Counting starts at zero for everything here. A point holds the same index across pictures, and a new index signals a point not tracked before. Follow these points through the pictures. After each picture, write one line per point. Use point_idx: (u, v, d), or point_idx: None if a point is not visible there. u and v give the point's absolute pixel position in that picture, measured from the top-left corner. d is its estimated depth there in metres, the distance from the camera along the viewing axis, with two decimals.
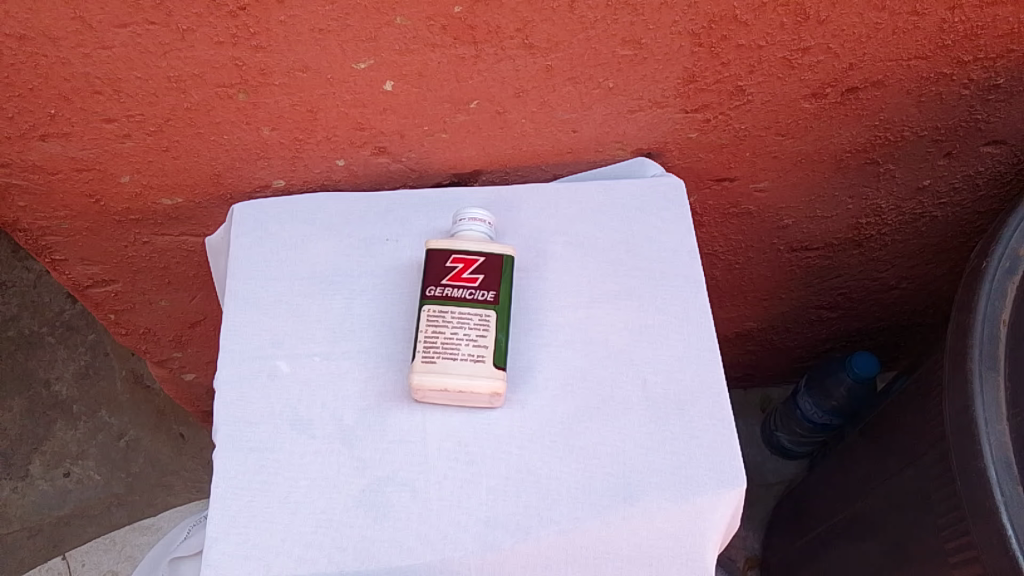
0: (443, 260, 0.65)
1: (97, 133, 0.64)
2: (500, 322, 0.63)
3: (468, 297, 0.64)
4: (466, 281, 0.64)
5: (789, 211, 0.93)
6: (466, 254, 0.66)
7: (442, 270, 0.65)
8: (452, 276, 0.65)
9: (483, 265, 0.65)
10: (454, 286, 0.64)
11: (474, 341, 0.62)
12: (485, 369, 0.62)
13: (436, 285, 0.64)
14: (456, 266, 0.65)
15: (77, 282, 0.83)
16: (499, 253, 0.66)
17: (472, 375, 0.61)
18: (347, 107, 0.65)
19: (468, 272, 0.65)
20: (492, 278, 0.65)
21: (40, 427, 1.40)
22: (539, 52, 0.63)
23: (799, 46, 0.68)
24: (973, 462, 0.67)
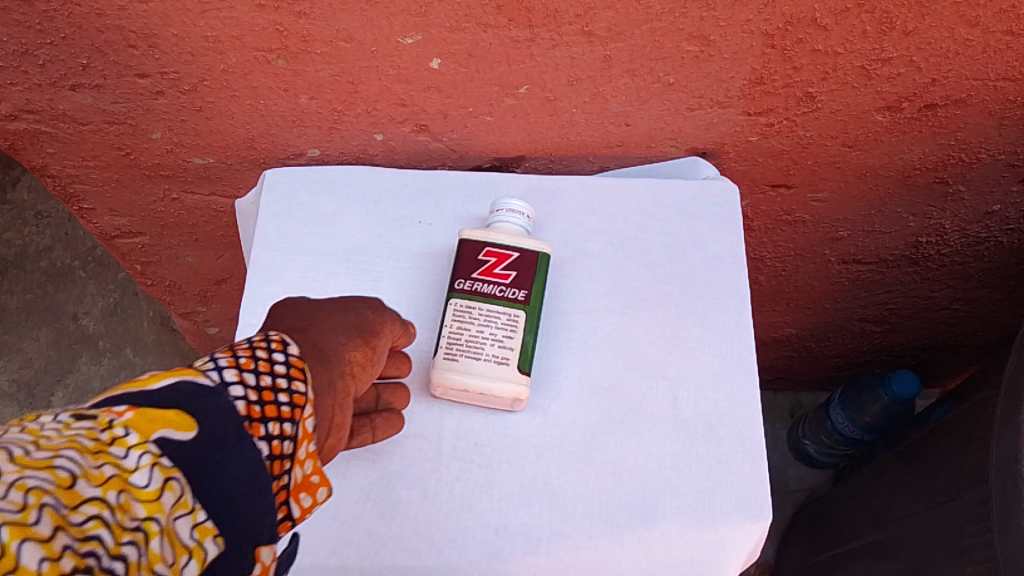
0: (476, 252, 0.62)
1: (130, 87, 0.62)
2: (529, 325, 0.60)
3: (498, 294, 0.61)
4: (497, 276, 0.61)
5: (846, 223, 0.88)
6: (501, 247, 0.62)
7: (473, 262, 0.62)
8: (484, 270, 0.61)
9: (517, 261, 0.62)
10: (484, 281, 0.61)
11: (499, 343, 0.59)
12: (509, 373, 0.59)
13: (465, 279, 0.61)
14: (488, 260, 0.62)
15: (104, 231, 0.82)
16: (536, 250, 0.62)
17: (495, 378, 0.59)
18: (390, 82, 0.62)
19: (500, 267, 0.62)
20: (526, 276, 0.61)
21: (65, 359, 1.41)
22: (598, 41, 0.59)
23: (879, 56, 0.63)
24: (1017, 519, 0.62)
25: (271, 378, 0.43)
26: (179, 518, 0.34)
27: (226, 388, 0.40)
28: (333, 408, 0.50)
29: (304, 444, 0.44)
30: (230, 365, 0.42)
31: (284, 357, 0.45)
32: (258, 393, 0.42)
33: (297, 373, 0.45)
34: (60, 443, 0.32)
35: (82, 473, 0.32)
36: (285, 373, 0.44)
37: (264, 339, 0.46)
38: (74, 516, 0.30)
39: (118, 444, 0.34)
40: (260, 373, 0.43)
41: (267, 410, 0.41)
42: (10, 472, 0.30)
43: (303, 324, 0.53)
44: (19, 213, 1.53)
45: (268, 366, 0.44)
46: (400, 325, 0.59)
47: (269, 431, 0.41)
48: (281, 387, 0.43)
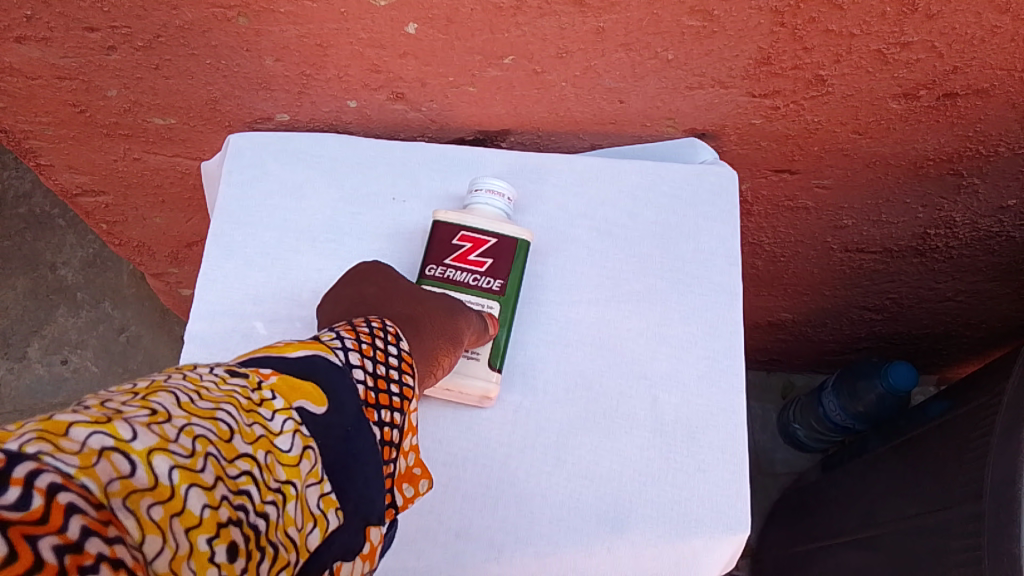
0: (450, 237, 0.58)
1: (80, 41, 0.56)
2: (503, 317, 0.58)
3: (471, 282, 0.58)
4: (472, 264, 0.58)
5: (851, 212, 0.83)
6: (476, 231, 0.58)
7: (447, 247, 0.58)
8: (457, 256, 0.58)
9: (494, 248, 0.58)
10: (457, 268, 0.58)
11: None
12: (477, 368, 0.57)
13: (437, 265, 0.58)
14: (462, 246, 0.58)
15: (65, 189, 0.77)
16: (513, 235, 0.59)
17: (463, 372, 0.57)
18: (363, 46, 0.57)
19: (476, 253, 0.58)
20: (502, 265, 0.58)
21: (41, 310, 1.37)
22: (590, 11, 0.54)
23: (899, 40, 0.57)
24: (1008, 543, 0.58)
25: (384, 368, 0.45)
26: (310, 486, 0.36)
27: (351, 370, 0.42)
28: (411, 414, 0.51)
29: (409, 433, 0.46)
30: (354, 347, 0.44)
31: (398, 350, 0.47)
32: (374, 381, 0.43)
33: (407, 368, 0.47)
34: (220, 397, 0.34)
35: (238, 428, 0.33)
36: (399, 366, 0.46)
37: (382, 327, 0.47)
38: (231, 468, 0.32)
39: (267, 406, 0.36)
40: (375, 362, 0.44)
41: (382, 397, 0.43)
42: (180, 417, 0.31)
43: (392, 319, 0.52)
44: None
45: (383, 356, 0.45)
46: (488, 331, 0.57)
47: (382, 418, 0.42)
48: (394, 377, 0.45)
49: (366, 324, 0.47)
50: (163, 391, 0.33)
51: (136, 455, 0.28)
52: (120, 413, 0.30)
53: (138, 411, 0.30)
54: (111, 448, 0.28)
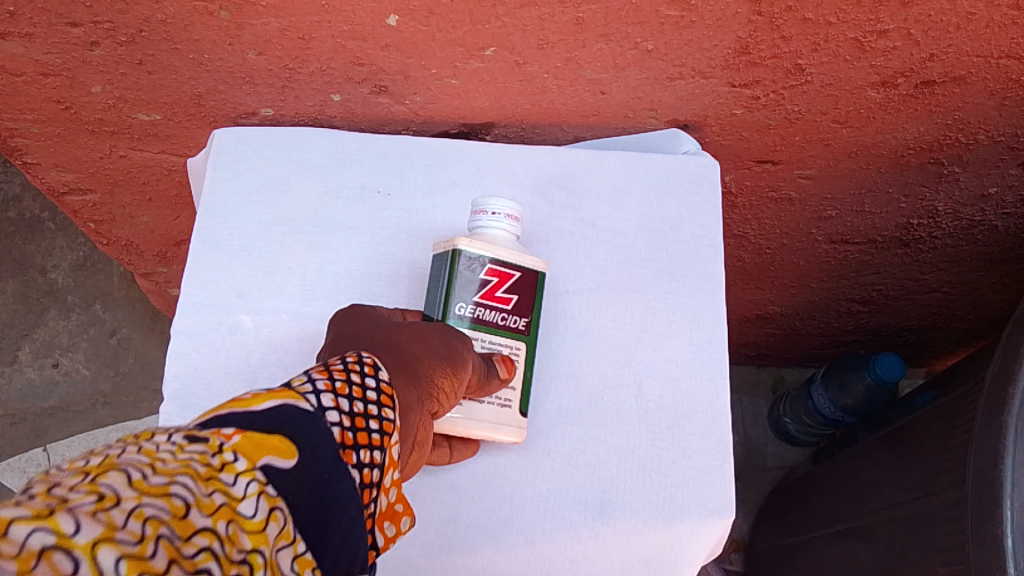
0: (478, 271, 0.53)
1: (62, 37, 0.57)
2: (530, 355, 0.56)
3: (499, 321, 0.54)
4: (499, 301, 0.54)
5: (834, 203, 0.84)
6: (501, 263, 0.54)
7: (473, 282, 0.53)
8: (486, 292, 0.53)
9: (518, 282, 0.55)
10: (486, 306, 0.53)
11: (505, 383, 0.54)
12: (511, 419, 0.54)
13: (465, 303, 0.53)
14: (491, 280, 0.53)
15: (52, 187, 0.77)
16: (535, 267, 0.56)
17: (498, 424, 0.54)
18: (344, 39, 0.57)
19: (502, 289, 0.54)
20: (528, 300, 0.55)
21: (32, 313, 1.37)
22: (569, 2, 0.54)
23: (875, 28, 0.58)
24: (990, 526, 0.58)
25: (362, 404, 0.40)
26: (280, 552, 0.31)
27: (325, 415, 0.37)
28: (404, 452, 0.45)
29: (389, 470, 0.42)
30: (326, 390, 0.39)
31: (375, 383, 0.42)
32: (351, 420, 0.39)
33: (387, 400, 0.42)
34: (175, 467, 0.28)
35: (197, 501, 0.28)
36: (377, 402, 0.41)
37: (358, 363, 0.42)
38: (190, 548, 0.26)
39: (228, 469, 0.30)
40: (352, 399, 0.40)
41: (360, 439, 0.39)
42: (131, 498, 0.26)
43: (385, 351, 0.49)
44: None
45: (360, 392, 0.41)
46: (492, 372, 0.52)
47: (361, 459, 0.39)
48: (372, 416, 0.40)
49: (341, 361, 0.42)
50: (111, 468, 0.27)
51: (80, 551, 0.23)
52: (62, 503, 0.24)
53: (83, 498, 0.25)
54: (52, 547, 0.22)
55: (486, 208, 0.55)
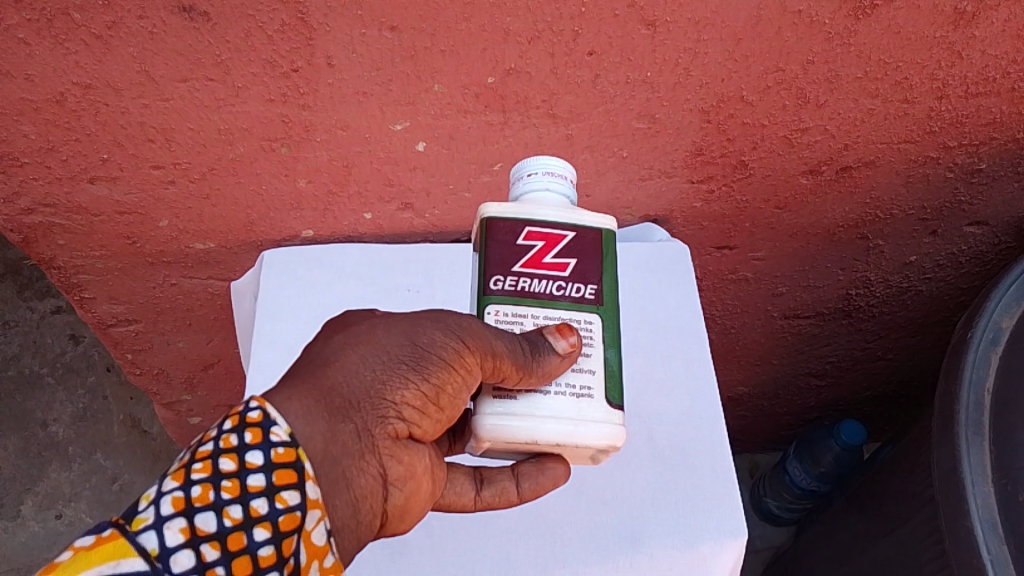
0: (517, 236, 0.54)
1: (144, 178, 0.68)
2: (604, 327, 0.54)
3: (555, 290, 0.54)
4: (550, 268, 0.54)
5: (784, 280, 0.97)
6: (546, 226, 0.54)
7: (515, 250, 0.54)
8: (532, 259, 0.54)
9: (571, 245, 0.54)
10: (535, 275, 0.54)
11: (576, 369, 0.52)
12: (596, 409, 0.52)
13: (506, 274, 0.53)
14: (534, 245, 0.54)
15: (101, 320, 0.86)
16: (592, 225, 0.55)
17: (576, 415, 0.51)
18: (381, 164, 0.70)
19: (551, 255, 0.54)
20: (587, 263, 0.55)
21: (34, 467, 1.40)
22: (561, 122, 0.68)
23: (799, 127, 0.73)
24: (962, 521, 0.69)
25: (240, 509, 0.39)
26: None
27: (170, 560, 0.37)
28: (351, 501, 0.46)
29: (312, 561, 0.42)
30: (176, 512, 0.38)
31: (262, 458, 0.41)
32: (219, 544, 0.39)
33: (280, 481, 0.41)
34: None
35: None
36: (261, 491, 0.40)
37: (238, 432, 0.41)
38: None
39: None
40: (218, 513, 0.39)
41: (236, 567, 0.39)
42: None
43: (348, 350, 0.49)
44: None
45: (234, 490, 0.40)
46: (546, 350, 0.50)
47: None
48: (258, 518, 0.40)
49: (216, 440, 0.41)
50: None
51: None
52: None
53: None
54: None
55: (524, 172, 0.57)
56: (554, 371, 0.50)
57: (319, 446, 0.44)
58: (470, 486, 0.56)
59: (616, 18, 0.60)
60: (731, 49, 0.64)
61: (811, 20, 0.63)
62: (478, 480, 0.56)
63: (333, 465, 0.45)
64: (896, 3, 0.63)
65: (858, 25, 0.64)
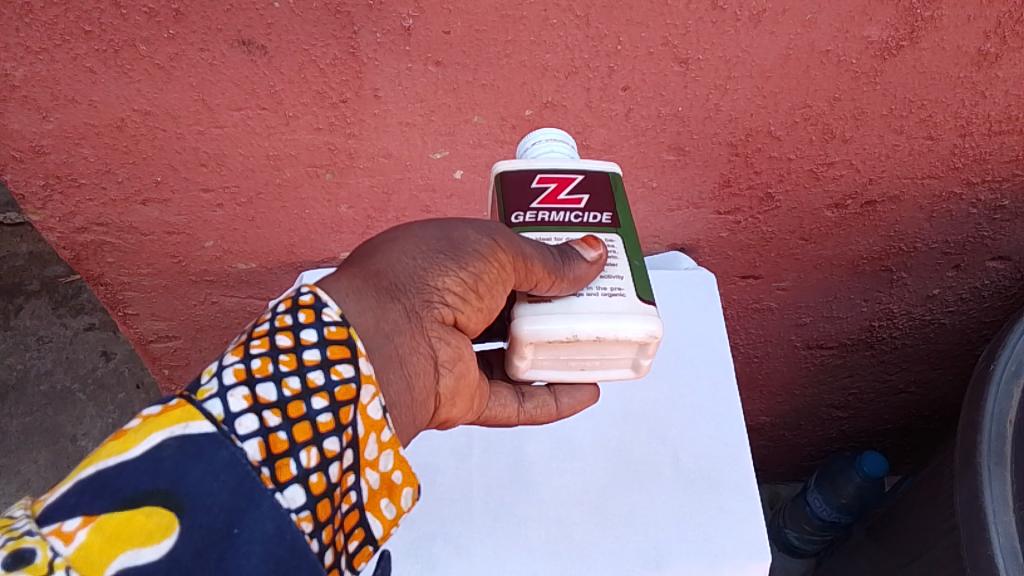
0: (529, 181, 0.55)
1: (194, 201, 0.71)
2: (626, 242, 0.55)
3: (573, 221, 0.55)
4: (566, 203, 0.55)
5: (808, 309, 0.99)
6: (556, 171, 0.56)
7: (529, 193, 0.55)
8: (547, 198, 0.55)
9: (583, 183, 0.56)
10: (551, 210, 0.55)
11: (605, 275, 0.53)
12: (628, 305, 0.52)
13: (524, 210, 0.55)
14: (547, 188, 0.55)
15: (142, 336, 0.89)
16: (601, 170, 0.57)
17: (611, 308, 0.51)
18: (419, 191, 0.72)
19: (566, 192, 0.55)
20: (601, 195, 0.56)
21: (63, 480, 1.39)
22: (594, 152, 0.71)
23: (825, 161, 0.75)
24: (983, 549, 0.70)
25: (299, 381, 0.40)
26: None
27: (235, 423, 0.37)
28: (405, 376, 0.49)
29: (371, 433, 0.43)
30: (239, 381, 0.38)
31: (315, 336, 0.41)
32: (283, 411, 0.39)
33: (334, 355, 0.41)
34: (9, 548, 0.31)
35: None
36: (317, 364, 0.41)
37: (292, 313, 0.41)
38: None
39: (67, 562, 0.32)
40: (278, 382, 0.39)
41: (299, 432, 0.39)
42: None
43: (390, 245, 0.51)
44: (21, 339, 1.55)
45: (292, 364, 0.40)
46: (576, 258, 0.50)
47: (302, 463, 0.38)
48: (315, 388, 0.40)
49: (271, 320, 0.41)
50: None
51: None
52: None
53: None
54: None
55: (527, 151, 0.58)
56: (585, 277, 0.50)
57: (370, 322, 0.47)
58: (513, 398, 0.59)
59: (651, 55, 0.62)
60: (760, 86, 0.67)
61: (838, 60, 0.65)
62: (519, 394, 0.60)
63: (385, 340, 0.47)
64: (922, 45, 0.65)
65: (884, 65, 0.66)
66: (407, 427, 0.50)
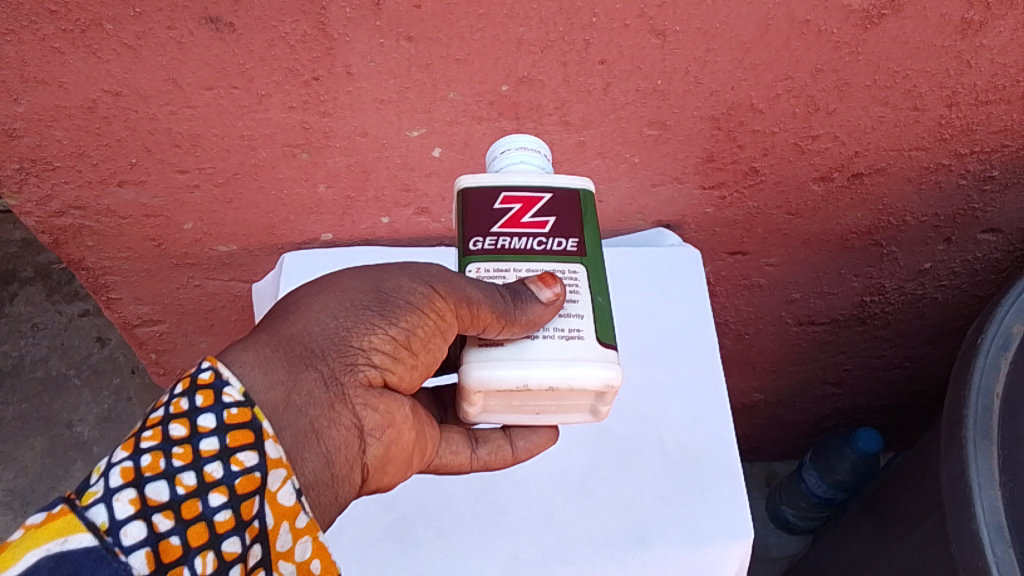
0: (492, 201, 0.54)
1: (170, 182, 0.71)
2: (589, 275, 0.54)
3: (536, 246, 0.54)
4: (530, 227, 0.54)
5: (798, 286, 0.98)
6: (523, 189, 0.55)
7: (491, 214, 0.54)
8: (510, 220, 0.54)
9: (550, 204, 0.55)
10: (514, 234, 0.54)
11: (563, 315, 0.52)
12: (585, 350, 0.51)
13: (484, 235, 0.54)
14: (510, 209, 0.54)
15: (126, 320, 0.89)
16: (570, 187, 0.56)
17: (566, 355, 0.50)
18: (398, 170, 0.72)
19: (530, 215, 0.54)
20: (567, 219, 0.55)
21: (59, 466, 1.40)
22: (574, 129, 0.70)
23: (809, 134, 0.74)
24: (967, 523, 0.70)
25: (195, 476, 0.40)
26: None
27: (120, 532, 0.37)
28: (323, 453, 0.47)
29: (282, 523, 0.42)
30: (126, 482, 0.38)
31: (214, 421, 0.41)
32: (176, 514, 0.39)
33: (235, 443, 0.41)
34: None
35: None
36: (214, 455, 0.40)
37: (189, 396, 0.41)
38: None
39: None
40: (171, 481, 0.39)
41: (193, 535, 0.39)
42: None
43: (312, 306, 0.50)
44: (15, 326, 1.54)
45: (187, 458, 0.40)
46: (530, 299, 0.49)
47: (196, 567, 0.39)
48: (212, 483, 0.40)
49: (167, 406, 0.41)
50: None
51: None
52: None
53: None
54: None
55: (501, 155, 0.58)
56: (539, 319, 0.50)
57: (280, 396, 0.45)
58: (465, 443, 0.59)
59: (626, 28, 0.61)
60: (740, 58, 0.66)
61: (819, 30, 0.64)
62: (472, 439, 0.60)
63: (299, 413, 0.46)
64: (905, 13, 0.64)
65: (866, 35, 0.65)
66: (328, 506, 0.48)
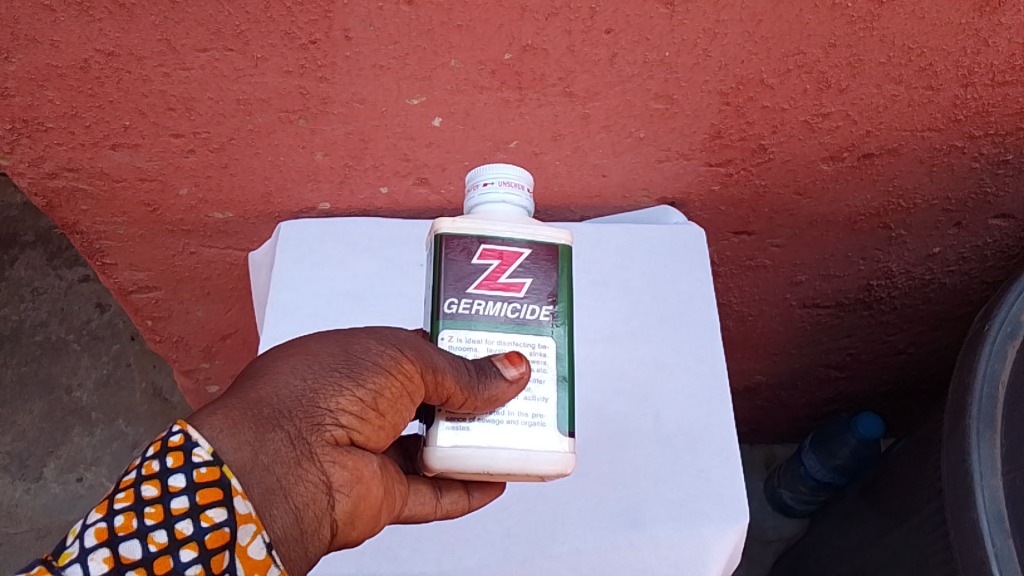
0: (470, 254, 0.53)
1: (165, 146, 0.69)
2: (559, 351, 0.54)
3: (509, 312, 0.53)
4: (505, 288, 0.53)
5: (803, 268, 0.96)
6: (500, 245, 0.54)
7: (468, 272, 0.53)
8: (486, 280, 0.53)
9: (527, 263, 0.54)
10: (489, 296, 0.53)
11: (528, 398, 0.52)
12: (546, 436, 0.51)
13: (460, 296, 0.53)
14: (488, 265, 0.54)
15: (122, 286, 0.88)
16: (549, 240, 0.55)
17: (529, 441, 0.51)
18: (397, 139, 0.70)
19: (506, 275, 0.54)
20: (542, 283, 0.54)
21: (57, 431, 1.40)
22: (578, 100, 0.68)
23: (820, 111, 0.73)
24: (967, 512, 0.69)
25: (167, 536, 0.40)
26: None
27: None
28: (292, 510, 0.45)
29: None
30: (100, 542, 0.39)
31: (184, 481, 0.41)
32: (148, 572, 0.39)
33: (206, 502, 0.41)
34: None
35: None
36: (185, 513, 0.40)
37: (159, 458, 0.41)
38: None
39: None
40: (144, 540, 0.40)
41: None
42: None
43: (279, 368, 0.49)
44: (15, 289, 1.54)
45: (159, 517, 0.40)
46: (494, 375, 0.50)
47: None
48: (183, 539, 0.40)
49: (139, 467, 0.41)
50: None
51: None
52: None
53: None
54: None
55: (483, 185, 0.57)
56: (502, 397, 0.50)
57: (249, 456, 0.44)
58: (431, 494, 0.57)
59: None
60: (751, 31, 0.64)
61: (833, 3, 0.62)
62: (436, 488, 0.58)
63: (267, 472, 0.44)
64: None
65: (882, 9, 0.63)
66: (297, 561, 0.46)
